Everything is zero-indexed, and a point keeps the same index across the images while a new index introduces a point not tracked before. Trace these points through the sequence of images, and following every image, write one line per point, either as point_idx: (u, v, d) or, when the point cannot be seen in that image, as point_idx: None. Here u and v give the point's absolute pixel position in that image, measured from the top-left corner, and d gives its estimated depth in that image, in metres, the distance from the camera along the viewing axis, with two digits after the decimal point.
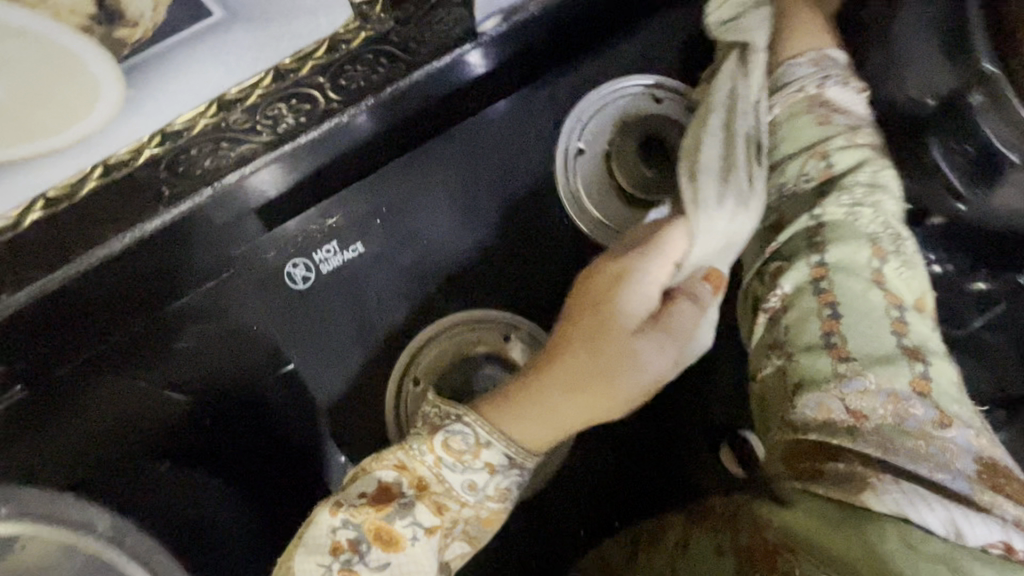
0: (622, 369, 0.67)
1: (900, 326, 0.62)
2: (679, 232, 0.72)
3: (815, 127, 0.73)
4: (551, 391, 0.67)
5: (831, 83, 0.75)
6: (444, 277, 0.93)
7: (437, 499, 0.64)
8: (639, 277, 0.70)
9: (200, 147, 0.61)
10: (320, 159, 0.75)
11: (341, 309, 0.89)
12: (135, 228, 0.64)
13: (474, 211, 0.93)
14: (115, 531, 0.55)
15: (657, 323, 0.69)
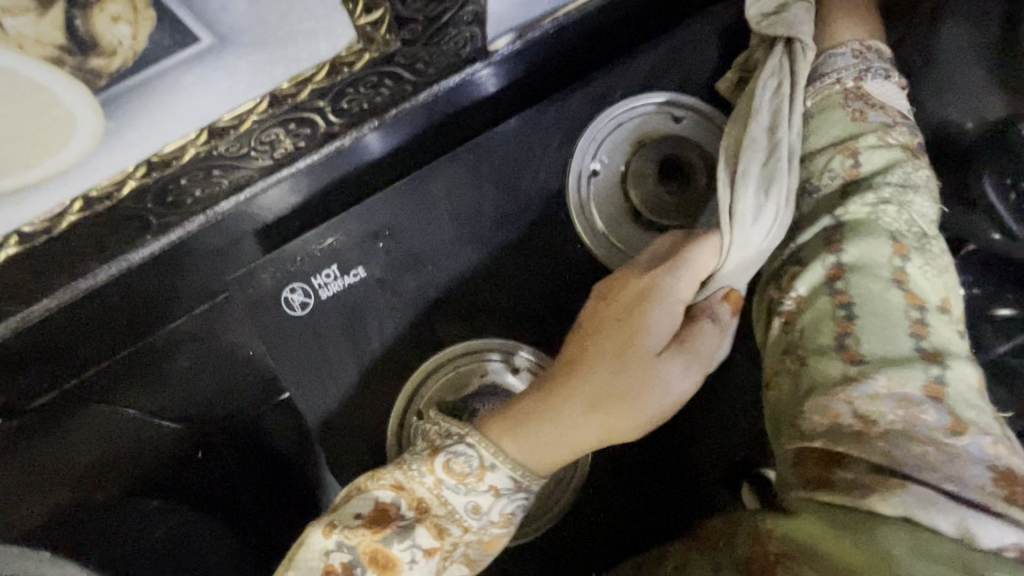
0: (640, 395, 0.57)
1: (921, 327, 0.54)
2: (710, 245, 0.61)
3: (846, 122, 0.64)
4: (568, 408, 0.58)
5: (874, 77, 0.65)
6: (450, 305, 0.78)
7: (438, 520, 0.55)
8: (665, 294, 0.60)
9: (189, 174, 0.58)
10: (323, 177, 0.75)
11: (330, 343, 0.76)
12: (118, 258, 0.67)
13: (486, 235, 0.79)
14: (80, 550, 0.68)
15: (684, 343, 0.59)
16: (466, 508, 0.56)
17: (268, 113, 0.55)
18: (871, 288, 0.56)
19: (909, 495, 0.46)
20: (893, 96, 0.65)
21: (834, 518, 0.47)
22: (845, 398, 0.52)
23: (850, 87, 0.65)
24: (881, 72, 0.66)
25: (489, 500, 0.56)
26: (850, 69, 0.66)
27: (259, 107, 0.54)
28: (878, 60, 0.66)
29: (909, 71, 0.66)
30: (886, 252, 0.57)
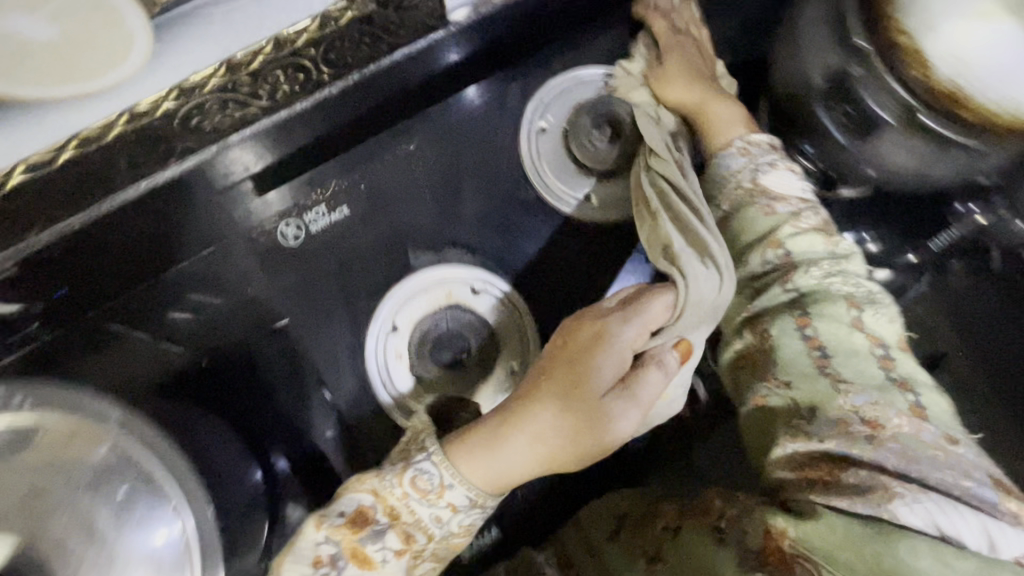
0: (585, 438, 0.48)
1: (887, 360, 0.48)
2: (665, 298, 0.51)
3: (761, 217, 0.55)
4: (510, 441, 0.48)
5: (766, 170, 0.57)
6: (446, 296, 0.61)
7: (406, 526, 0.46)
8: (616, 335, 0.50)
9: (208, 106, 0.44)
10: (299, 132, 0.55)
11: (316, 312, 0.62)
12: (145, 179, 0.47)
13: (459, 205, 0.63)
14: (124, 513, 0.41)
15: (631, 389, 0.49)
16: (429, 524, 0.47)
17: (272, 53, 0.44)
18: (842, 320, 0.50)
19: (910, 503, 0.41)
20: (789, 183, 0.57)
21: (837, 530, 0.42)
22: (845, 416, 0.45)
23: (749, 188, 0.57)
24: (776, 163, 0.58)
25: (448, 516, 0.48)
26: (742, 173, 0.58)
27: (263, 50, 0.43)
28: (767, 148, 0.58)
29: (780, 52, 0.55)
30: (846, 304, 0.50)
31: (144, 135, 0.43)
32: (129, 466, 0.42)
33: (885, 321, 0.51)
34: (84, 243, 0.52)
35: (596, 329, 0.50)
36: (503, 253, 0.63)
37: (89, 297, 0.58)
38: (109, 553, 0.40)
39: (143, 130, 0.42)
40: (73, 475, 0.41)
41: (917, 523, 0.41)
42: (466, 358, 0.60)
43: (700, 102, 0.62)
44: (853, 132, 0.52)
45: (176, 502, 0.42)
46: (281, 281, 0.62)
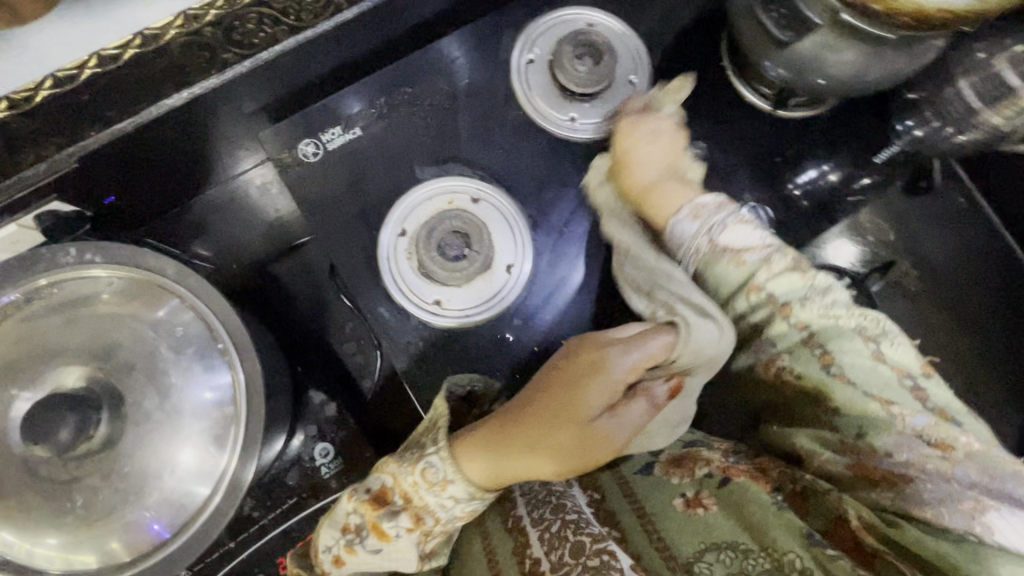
0: (569, 454, 0.50)
1: (919, 392, 0.47)
2: (663, 339, 0.51)
3: (731, 271, 0.53)
4: (501, 455, 0.52)
5: (720, 229, 0.53)
6: (450, 202, 0.70)
7: (417, 509, 0.53)
8: (612, 364, 0.51)
9: (242, 22, 0.51)
10: (315, 60, 0.61)
11: (333, 223, 0.69)
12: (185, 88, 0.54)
13: (457, 127, 0.72)
14: (177, 353, 0.48)
15: (620, 413, 0.50)
16: (435, 510, 0.53)
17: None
18: (862, 360, 0.48)
19: (1005, 516, 0.40)
20: (752, 237, 0.53)
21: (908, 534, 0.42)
22: (913, 443, 0.44)
23: (709, 250, 0.54)
24: (731, 220, 0.54)
25: (452, 504, 0.53)
26: (696, 237, 0.54)
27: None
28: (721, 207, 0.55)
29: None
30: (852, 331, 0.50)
31: (186, 43, 0.50)
32: (192, 320, 0.48)
33: (901, 349, 0.49)
34: (130, 150, 0.58)
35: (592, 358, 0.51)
36: (497, 167, 0.72)
37: (134, 215, 0.69)
38: (167, 385, 0.48)
39: (188, 40, 0.50)
40: (138, 322, 0.48)
41: (1006, 539, 0.40)
42: (468, 255, 0.67)
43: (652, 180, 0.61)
44: (786, 31, 0.58)
45: (226, 357, 0.47)
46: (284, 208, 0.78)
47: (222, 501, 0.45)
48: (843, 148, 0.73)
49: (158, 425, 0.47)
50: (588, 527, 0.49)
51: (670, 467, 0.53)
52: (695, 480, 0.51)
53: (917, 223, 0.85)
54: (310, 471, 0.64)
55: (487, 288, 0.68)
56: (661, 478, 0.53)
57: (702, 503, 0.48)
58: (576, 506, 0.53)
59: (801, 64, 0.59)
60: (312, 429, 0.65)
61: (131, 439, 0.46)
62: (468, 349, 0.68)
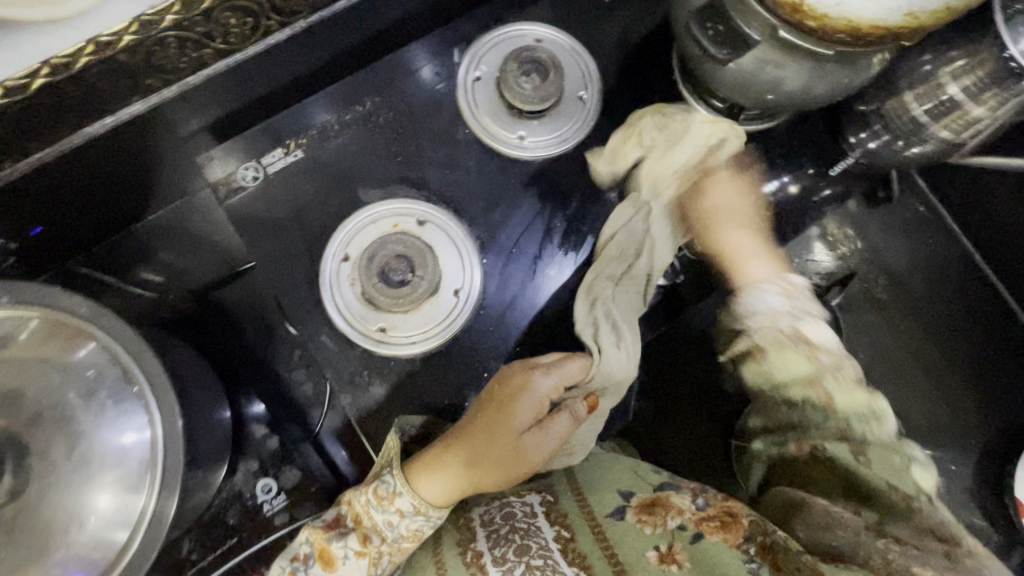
0: (507, 465, 0.53)
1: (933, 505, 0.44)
2: (580, 363, 0.59)
3: (799, 363, 0.51)
4: (443, 472, 0.53)
5: (806, 319, 0.53)
6: (395, 225, 0.68)
7: (366, 529, 0.52)
8: (536, 384, 0.56)
9: (165, 48, 0.49)
10: (250, 81, 0.60)
11: (278, 247, 0.68)
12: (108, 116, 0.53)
13: (405, 147, 0.70)
14: (86, 397, 0.46)
15: (545, 427, 0.55)
16: (383, 529, 0.52)
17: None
18: (895, 464, 0.46)
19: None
20: (829, 337, 0.52)
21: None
22: (918, 532, 0.42)
23: (788, 332, 0.52)
24: (811, 314, 0.54)
25: (398, 521, 0.52)
26: (777, 313, 0.54)
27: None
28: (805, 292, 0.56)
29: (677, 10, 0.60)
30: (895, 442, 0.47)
31: (95, 74, 0.47)
32: (106, 362, 0.46)
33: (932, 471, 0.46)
34: (57, 180, 0.56)
35: (517, 378, 0.57)
36: (446, 188, 0.70)
37: (66, 244, 0.67)
38: (77, 433, 0.45)
39: (97, 71, 0.47)
40: (44, 361, 0.46)
41: None
42: (412, 281, 0.66)
43: (735, 254, 0.61)
44: (723, 48, 0.53)
45: (142, 399, 0.45)
46: (228, 236, 0.76)
47: (143, 544, 0.44)
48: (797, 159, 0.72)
49: (67, 475, 0.44)
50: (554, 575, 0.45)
51: (641, 514, 0.50)
52: (667, 531, 0.48)
53: (877, 232, 0.84)
54: None
55: (434, 312, 0.67)
56: (633, 524, 0.50)
57: (676, 559, 0.46)
58: (541, 547, 0.48)
59: (746, 80, 0.57)
60: (254, 465, 0.64)
61: (38, 492, 0.44)
62: (418, 375, 0.66)
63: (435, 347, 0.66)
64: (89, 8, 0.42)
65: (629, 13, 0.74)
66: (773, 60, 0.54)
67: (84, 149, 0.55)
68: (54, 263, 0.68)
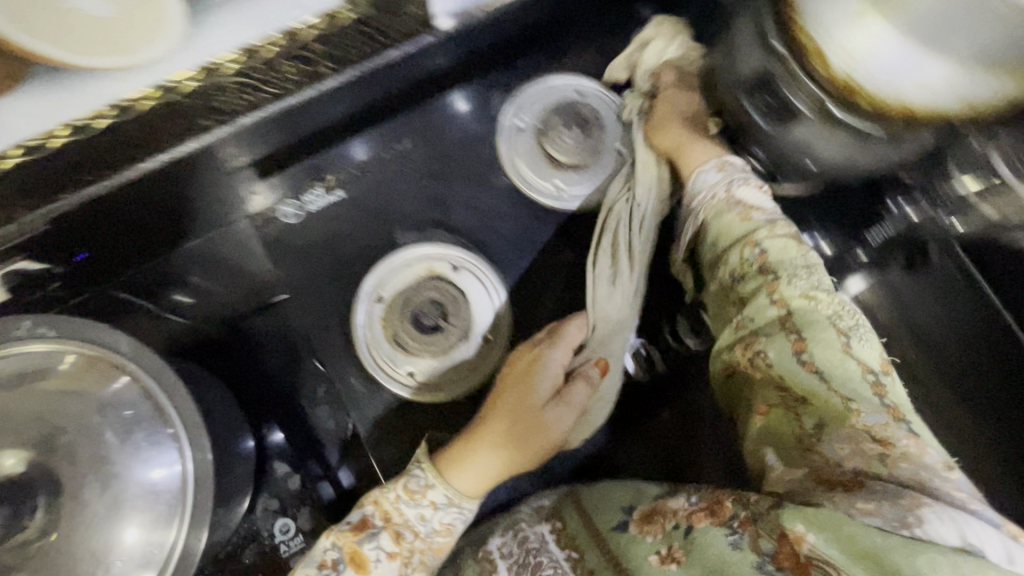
0: (539, 437, 0.55)
1: (881, 387, 0.44)
2: (577, 330, 0.64)
3: (734, 225, 0.55)
4: (479, 457, 0.52)
5: (739, 184, 0.57)
6: (430, 269, 0.68)
7: (398, 526, 0.48)
8: (548, 358, 0.60)
9: (224, 92, 0.50)
10: (300, 123, 0.61)
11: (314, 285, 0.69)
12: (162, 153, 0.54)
13: (443, 191, 0.71)
14: (121, 434, 0.46)
15: (565, 397, 0.59)
16: (415, 525, 0.49)
17: (281, 47, 0.49)
18: (831, 345, 0.46)
19: (937, 512, 0.35)
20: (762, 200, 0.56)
21: (848, 529, 0.36)
22: (855, 435, 0.42)
23: (724, 199, 0.57)
24: (749, 181, 0.57)
25: (431, 515, 0.50)
26: (715, 185, 0.58)
27: (274, 42, 0.48)
28: (742, 170, 0.59)
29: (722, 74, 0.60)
30: (826, 313, 0.48)
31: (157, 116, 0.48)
32: (141, 400, 0.46)
33: (870, 347, 0.47)
34: (104, 208, 0.57)
35: (527, 358, 0.61)
36: (482, 233, 0.71)
37: (103, 266, 0.66)
38: (109, 474, 0.45)
39: (158, 113, 0.48)
40: (83, 395, 0.46)
41: None
42: (444, 328, 0.66)
43: (682, 146, 0.64)
44: (772, 118, 0.56)
45: (177, 441, 0.45)
46: (262, 266, 0.73)
47: None
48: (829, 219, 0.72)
49: (98, 512, 0.44)
50: None
51: (643, 524, 0.48)
52: (666, 534, 0.46)
53: None
54: (268, 551, 0.59)
55: (464, 360, 0.67)
56: (635, 536, 0.48)
57: (675, 557, 0.43)
58: (553, 561, 0.52)
59: (792, 147, 0.58)
60: (274, 502, 0.61)
61: (66, 529, 0.44)
62: (443, 420, 0.66)
63: (462, 394, 0.66)
64: (158, 58, 0.44)
65: None
66: (819, 131, 0.54)
67: (135, 183, 0.56)
68: (87, 285, 0.67)
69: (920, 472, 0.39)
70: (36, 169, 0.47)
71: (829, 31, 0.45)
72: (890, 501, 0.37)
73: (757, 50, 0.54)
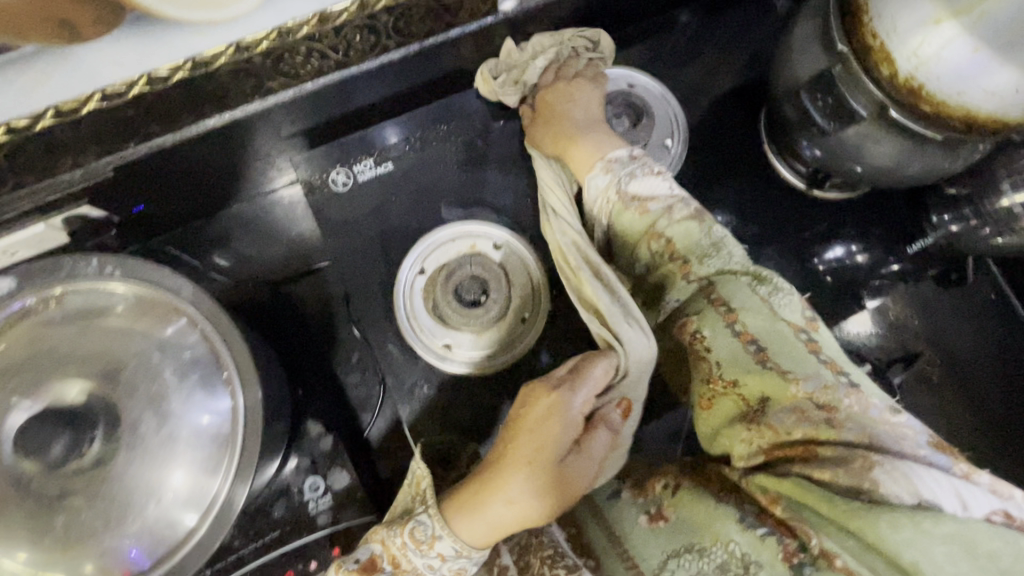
0: (554, 495, 0.49)
1: (814, 345, 0.45)
2: (605, 366, 0.52)
3: (636, 220, 0.54)
4: (487, 514, 0.48)
5: (628, 179, 0.55)
6: (471, 246, 0.69)
7: (406, 573, 0.48)
8: (568, 404, 0.51)
9: (293, 54, 0.52)
10: (359, 93, 0.63)
11: (354, 253, 0.71)
12: (226, 111, 0.54)
13: (488, 174, 0.73)
14: (178, 373, 0.48)
15: (584, 446, 0.51)
16: (422, 572, 0.49)
17: (354, 14, 0.50)
18: (734, 293, 0.49)
19: (888, 471, 0.38)
20: (658, 185, 0.54)
21: (807, 498, 0.40)
22: (799, 405, 0.43)
23: (619, 199, 0.55)
24: (639, 171, 0.56)
25: (439, 564, 0.50)
26: (607, 191, 0.56)
27: (349, 8, 0.50)
28: (628, 159, 0.57)
29: (777, 75, 0.61)
30: (744, 278, 0.50)
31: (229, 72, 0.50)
32: (198, 342, 0.48)
33: (788, 302, 0.48)
34: (168, 163, 0.58)
35: (543, 404, 0.51)
36: (522, 216, 0.72)
37: (160, 221, 0.69)
38: (166, 412, 0.47)
39: (231, 69, 0.50)
40: (147, 331, 0.48)
41: None
42: (484, 302, 0.67)
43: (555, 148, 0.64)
44: (829, 118, 0.55)
45: (229, 386, 0.47)
46: (305, 235, 0.78)
47: (210, 528, 0.45)
48: (866, 230, 0.74)
49: (152, 449, 0.46)
50: (563, 560, 0.50)
51: (635, 492, 0.54)
52: (657, 496, 0.52)
53: (944, 319, 0.78)
54: (297, 507, 0.61)
55: (500, 336, 0.67)
56: (626, 500, 0.53)
57: (663, 515, 0.49)
58: (554, 541, 0.54)
59: (840, 148, 0.58)
60: (305, 461, 0.62)
61: (122, 462, 0.45)
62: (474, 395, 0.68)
63: (495, 370, 0.67)
64: (241, 15, 0.45)
65: (716, 72, 0.77)
66: (869, 136, 0.55)
67: (196, 139, 0.56)
68: (143, 235, 0.70)
69: (866, 429, 0.40)
70: (111, 114, 0.49)
71: (894, 34, 0.46)
72: (844, 469, 0.39)
73: (814, 52, 0.54)
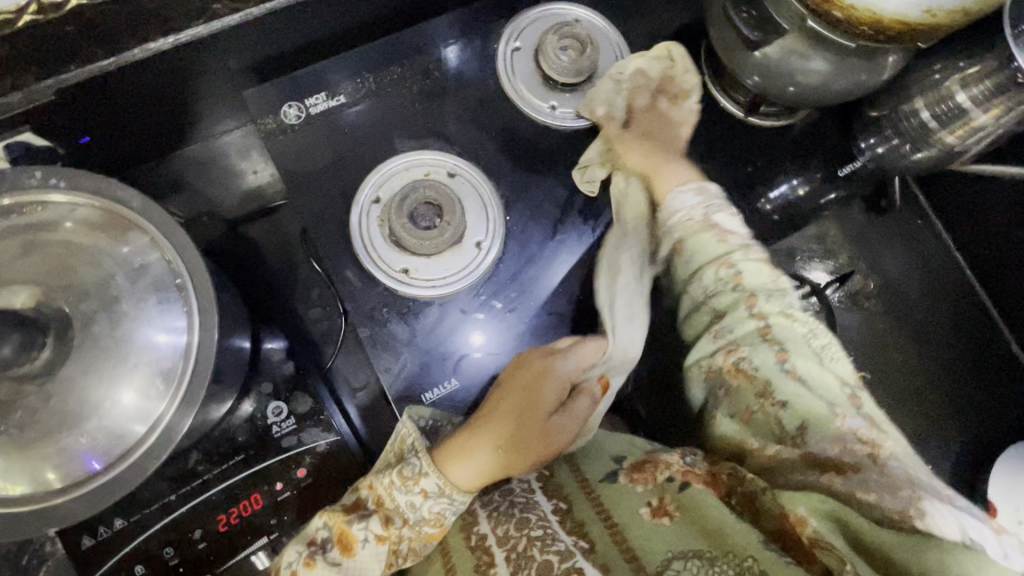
0: (536, 446, 0.59)
1: (852, 395, 0.52)
2: (595, 344, 0.66)
3: (714, 244, 0.64)
4: (478, 458, 0.57)
5: (715, 210, 0.67)
6: (425, 173, 0.72)
7: (388, 511, 0.55)
8: (557, 367, 0.63)
9: None
10: (309, 22, 0.62)
11: (312, 191, 0.71)
12: (170, 35, 0.51)
13: (442, 108, 0.74)
14: (131, 278, 0.49)
15: (568, 408, 0.62)
16: (405, 510, 0.55)
17: None
18: (784, 347, 0.56)
19: (940, 510, 0.43)
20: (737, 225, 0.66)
21: (850, 521, 0.45)
22: (838, 435, 0.50)
23: (701, 221, 0.66)
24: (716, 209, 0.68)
25: (420, 503, 0.56)
26: (692, 208, 0.68)
27: None
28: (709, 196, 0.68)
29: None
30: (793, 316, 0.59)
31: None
32: (151, 251, 0.49)
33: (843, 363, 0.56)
34: (107, 97, 0.57)
35: (538, 364, 0.63)
36: (477, 147, 0.74)
37: (107, 157, 0.69)
38: (121, 314, 0.49)
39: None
40: (99, 241, 0.50)
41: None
42: (439, 226, 0.68)
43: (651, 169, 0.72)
44: (752, 29, 0.61)
45: (183, 291, 0.48)
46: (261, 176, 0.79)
47: (159, 439, 0.45)
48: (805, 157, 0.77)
49: (104, 351, 0.48)
50: (554, 543, 0.50)
51: (634, 473, 0.56)
52: (658, 486, 0.54)
53: (873, 241, 0.84)
54: (261, 429, 0.62)
55: (457, 261, 0.70)
56: (626, 485, 0.55)
57: (667, 512, 0.51)
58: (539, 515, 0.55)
59: (770, 71, 0.62)
60: (268, 385, 0.63)
61: (74, 365, 0.47)
62: (434, 322, 0.69)
63: (454, 294, 0.70)
64: None
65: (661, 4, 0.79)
66: (797, 51, 0.58)
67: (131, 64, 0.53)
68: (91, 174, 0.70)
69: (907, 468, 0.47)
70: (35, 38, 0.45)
71: None
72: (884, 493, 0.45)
73: None
